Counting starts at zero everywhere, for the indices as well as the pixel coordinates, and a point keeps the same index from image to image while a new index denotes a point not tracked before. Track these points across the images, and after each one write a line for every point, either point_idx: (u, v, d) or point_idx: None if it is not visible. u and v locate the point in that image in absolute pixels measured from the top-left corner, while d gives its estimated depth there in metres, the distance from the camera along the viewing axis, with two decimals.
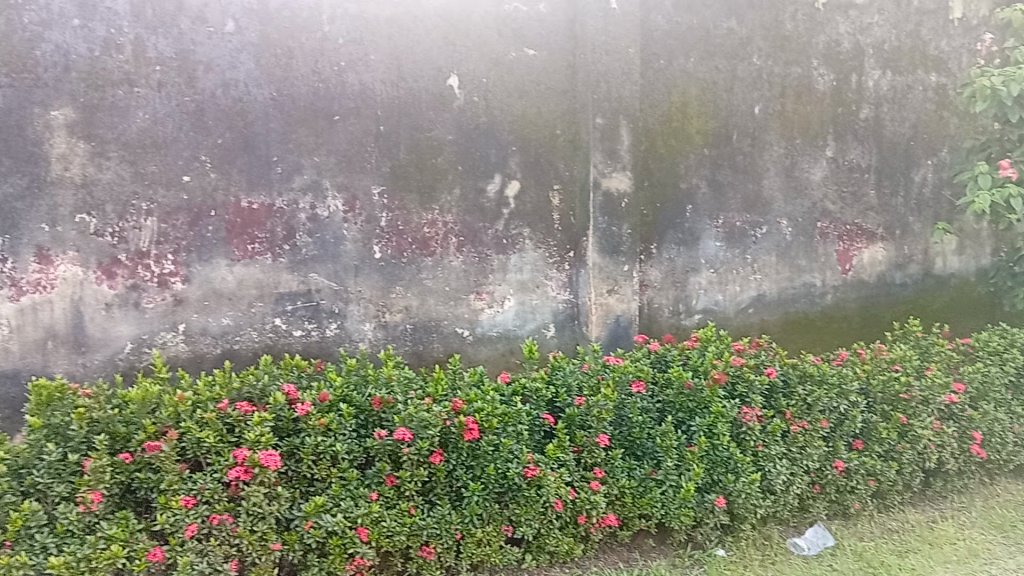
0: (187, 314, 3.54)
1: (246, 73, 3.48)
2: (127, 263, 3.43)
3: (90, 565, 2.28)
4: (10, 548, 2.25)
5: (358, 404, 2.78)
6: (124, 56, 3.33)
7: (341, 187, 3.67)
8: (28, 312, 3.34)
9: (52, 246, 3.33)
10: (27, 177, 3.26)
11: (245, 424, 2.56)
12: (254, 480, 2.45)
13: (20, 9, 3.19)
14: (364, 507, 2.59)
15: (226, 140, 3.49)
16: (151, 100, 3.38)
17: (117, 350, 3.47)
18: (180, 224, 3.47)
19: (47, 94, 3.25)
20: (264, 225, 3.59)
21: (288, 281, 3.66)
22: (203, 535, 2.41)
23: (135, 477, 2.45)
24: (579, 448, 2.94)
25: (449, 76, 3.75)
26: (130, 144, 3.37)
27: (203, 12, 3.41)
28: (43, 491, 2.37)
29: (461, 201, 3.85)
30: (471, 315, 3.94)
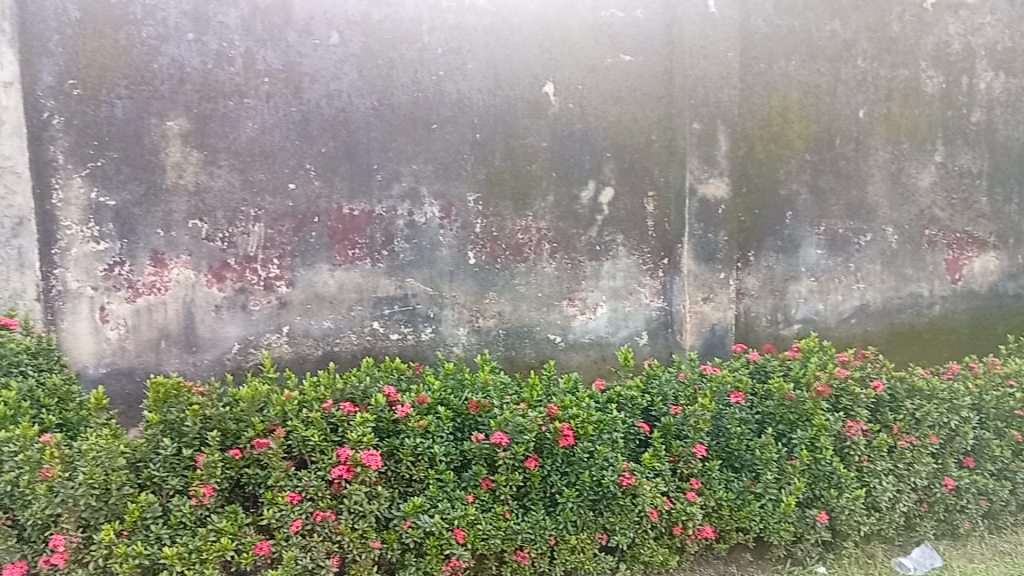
0: (290, 317, 3.67)
1: (349, 84, 3.59)
2: (235, 268, 3.58)
3: (200, 557, 2.36)
4: (126, 538, 2.34)
5: (456, 407, 2.82)
6: (235, 68, 3.47)
7: (438, 193, 3.74)
8: (144, 312, 3.53)
9: (166, 250, 3.50)
10: (144, 184, 3.45)
11: (348, 424, 2.65)
12: (356, 479, 2.52)
13: (140, 25, 3.36)
14: (460, 509, 2.61)
15: (329, 149, 3.60)
16: (260, 110, 3.52)
17: (225, 350, 3.61)
18: (285, 230, 3.60)
19: (163, 105, 3.42)
20: (364, 231, 3.69)
21: (386, 286, 3.75)
22: (307, 531, 2.48)
23: (244, 473, 2.55)
24: (675, 458, 2.89)
25: (545, 83, 3.77)
26: (239, 153, 3.52)
27: (310, 25, 3.52)
28: (159, 483, 2.48)
29: (555, 207, 3.86)
30: (563, 321, 3.94)
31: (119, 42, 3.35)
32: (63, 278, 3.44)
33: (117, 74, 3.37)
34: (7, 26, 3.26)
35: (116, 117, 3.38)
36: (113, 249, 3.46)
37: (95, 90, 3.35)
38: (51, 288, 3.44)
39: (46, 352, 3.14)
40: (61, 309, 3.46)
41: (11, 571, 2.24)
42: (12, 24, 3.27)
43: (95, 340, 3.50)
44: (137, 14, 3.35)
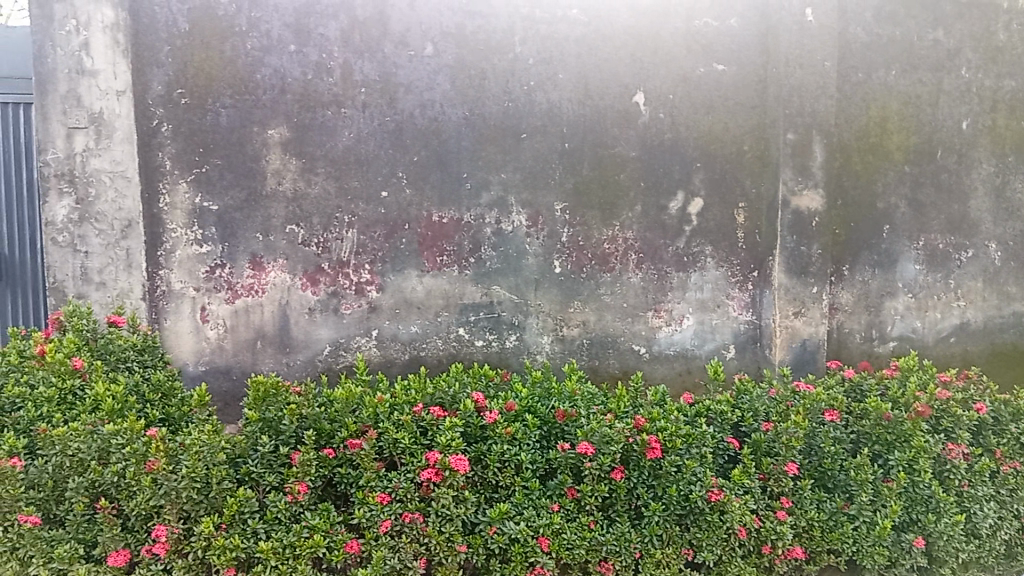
0: (380, 321, 3.74)
1: (442, 94, 3.66)
2: (329, 272, 3.68)
3: (294, 552, 2.43)
4: (225, 531, 2.42)
5: (542, 416, 2.86)
6: (334, 79, 3.58)
7: (526, 203, 3.77)
8: (242, 313, 3.65)
9: (265, 254, 3.63)
10: (246, 190, 3.58)
11: (438, 428, 2.68)
12: (444, 482, 2.55)
13: (245, 36, 3.50)
14: (546, 518, 2.63)
15: (421, 157, 3.68)
16: (356, 120, 3.62)
17: (317, 351, 3.72)
18: (377, 236, 3.69)
19: (265, 114, 3.55)
20: (452, 239, 3.74)
21: (472, 293, 3.79)
22: (396, 532, 2.51)
23: (337, 472, 2.60)
24: (765, 476, 2.85)
25: (635, 93, 3.76)
26: (335, 161, 3.62)
27: (406, 36, 3.60)
28: (256, 479, 2.56)
29: (642, 217, 3.83)
30: (649, 333, 3.91)
31: (225, 53, 3.49)
32: (167, 279, 3.58)
33: (222, 84, 3.51)
34: (122, 37, 3.42)
35: (220, 125, 3.52)
36: (214, 252, 3.59)
37: (202, 99, 3.50)
38: (156, 287, 3.58)
39: (150, 350, 3.24)
40: (164, 308, 3.59)
41: (116, 558, 2.37)
42: (126, 36, 3.43)
43: (195, 338, 3.63)
44: (242, 26, 3.49)
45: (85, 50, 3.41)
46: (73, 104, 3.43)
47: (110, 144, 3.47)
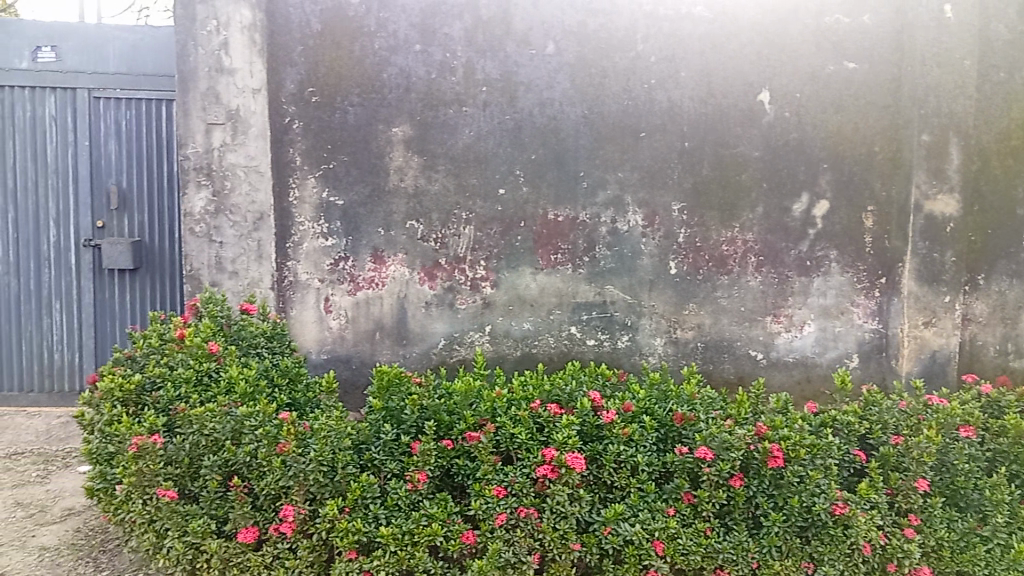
0: (494, 317, 3.78)
1: (562, 92, 3.67)
2: (446, 267, 3.75)
3: (413, 539, 2.50)
4: (348, 515, 2.51)
5: (660, 418, 2.82)
6: (456, 78, 3.65)
7: (643, 202, 3.73)
8: (362, 305, 3.76)
9: (386, 248, 3.72)
10: (369, 186, 3.68)
11: (554, 425, 2.69)
12: (560, 479, 2.55)
13: (373, 36, 3.61)
14: (661, 522, 2.59)
15: (539, 156, 3.70)
16: (476, 118, 3.67)
17: (432, 345, 3.78)
18: (493, 233, 3.73)
19: (389, 112, 3.65)
20: (567, 237, 3.75)
21: (586, 292, 3.78)
22: (510, 526, 2.55)
23: (455, 463, 2.66)
24: (893, 491, 2.72)
25: (760, 92, 3.66)
26: (456, 158, 3.69)
27: (528, 35, 3.63)
28: (378, 465, 2.64)
29: (764, 219, 3.74)
30: (767, 339, 3.81)
31: (354, 53, 3.61)
32: (295, 270, 3.72)
33: (351, 83, 3.63)
34: (258, 37, 3.58)
35: (348, 123, 3.64)
36: (339, 245, 3.71)
37: (331, 97, 3.63)
38: (284, 278, 3.72)
39: (279, 338, 3.38)
40: (291, 298, 3.74)
41: (246, 535, 2.50)
42: (262, 36, 3.58)
43: (318, 328, 3.75)
44: (371, 26, 3.60)
45: (224, 49, 3.58)
46: (212, 101, 3.60)
47: (245, 139, 3.62)
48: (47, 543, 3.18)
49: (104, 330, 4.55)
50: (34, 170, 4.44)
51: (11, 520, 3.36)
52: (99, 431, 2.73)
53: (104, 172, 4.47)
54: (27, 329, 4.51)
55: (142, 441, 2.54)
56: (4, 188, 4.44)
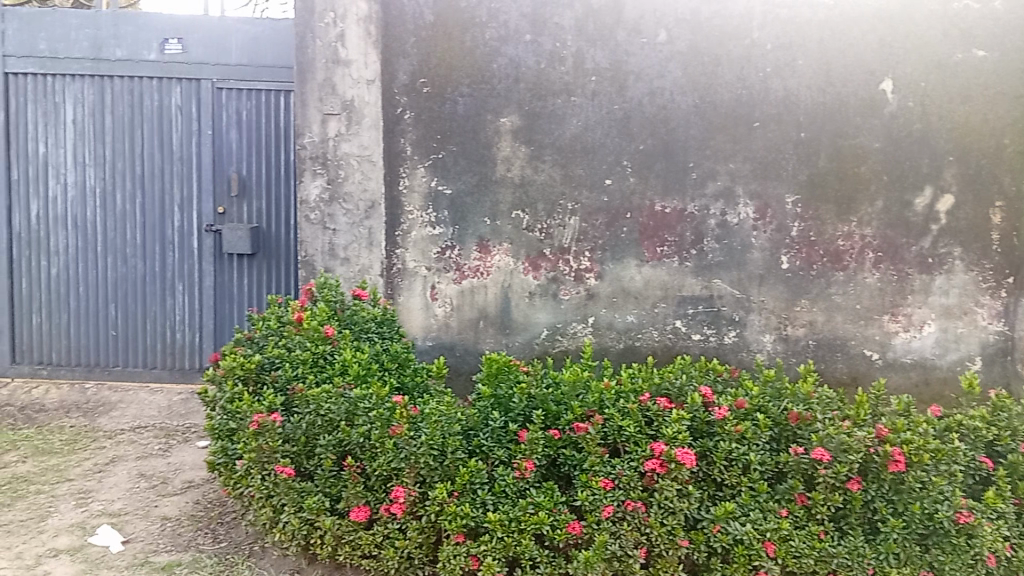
0: (597, 309, 3.75)
1: (673, 81, 3.61)
2: (550, 258, 3.74)
3: (519, 527, 2.52)
4: (457, 499, 2.55)
5: (773, 416, 2.73)
6: (566, 67, 3.63)
7: (755, 194, 3.63)
8: (468, 293, 3.79)
9: (491, 238, 3.75)
10: (477, 175, 3.71)
11: (664, 419, 2.65)
12: (668, 474, 2.53)
13: (484, 27, 3.63)
14: (774, 522, 2.55)
15: (647, 146, 3.65)
16: (585, 108, 3.65)
17: (534, 335, 3.78)
18: (599, 224, 3.71)
19: (499, 102, 3.67)
20: (674, 229, 3.68)
21: (692, 285, 3.71)
22: (618, 518, 2.53)
23: (562, 453, 2.66)
24: (1021, 501, 2.63)
25: (882, 80, 3.52)
26: (563, 149, 3.68)
27: (640, 24, 3.59)
28: (486, 452, 2.67)
29: (883, 213, 3.59)
30: (883, 338, 3.65)
31: (465, 43, 3.65)
32: (403, 258, 3.79)
33: (461, 73, 3.66)
34: (373, 29, 3.66)
35: (457, 113, 3.68)
36: (446, 234, 3.76)
37: (442, 88, 3.67)
38: (392, 265, 3.79)
39: (388, 323, 3.43)
40: (399, 285, 3.80)
41: (358, 514, 2.58)
42: (377, 28, 3.66)
43: (424, 315, 3.81)
44: (482, 17, 3.63)
45: (340, 41, 3.67)
46: (328, 92, 3.70)
47: (359, 130, 3.71)
48: (169, 513, 3.36)
49: (223, 312, 4.76)
50: (161, 158, 4.67)
51: (136, 490, 3.56)
52: (222, 408, 2.85)
53: (226, 160, 4.67)
54: (152, 308, 4.76)
55: (262, 418, 2.66)
56: (132, 175, 4.68)
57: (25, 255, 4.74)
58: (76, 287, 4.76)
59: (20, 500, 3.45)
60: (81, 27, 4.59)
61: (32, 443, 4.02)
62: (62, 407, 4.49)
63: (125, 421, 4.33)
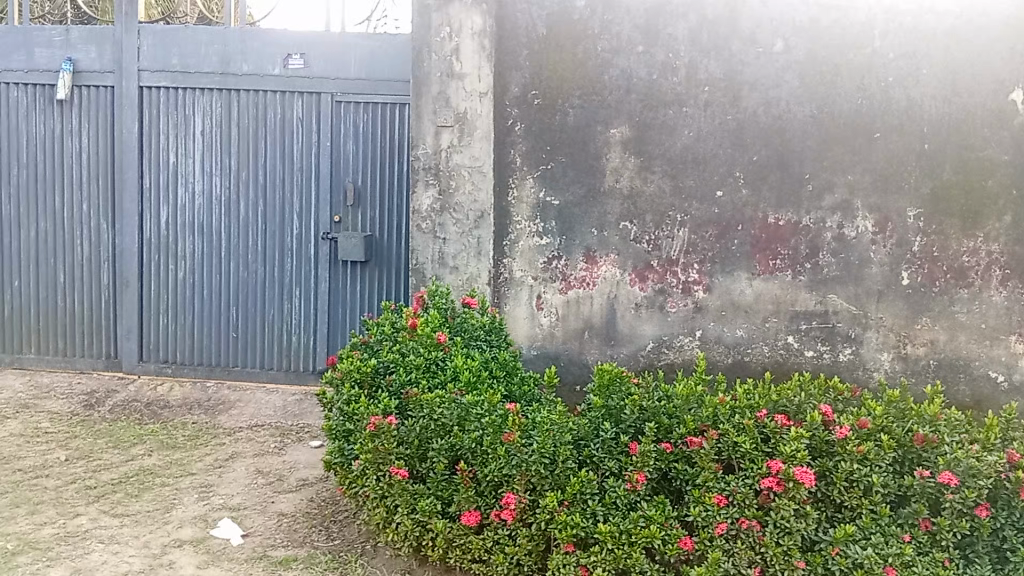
0: (706, 322, 3.69)
1: (789, 91, 3.54)
2: (658, 269, 3.70)
3: (630, 539, 2.51)
4: (567, 508, 2.56)
5: (898, 438, 2.63)
6: (678, 78, 3.61)
7: (874, 207, 3.52)
8: (573, 304, 3.78)
9: (598, 249, 3.74)
10: (585, 186, 3.72)
11: (781, 436, 2.59)
12: (785, 493, 2.48)
13: (597, 39, 3.65)
14: (896, 547, 2.45)
15: (761, 157, 3.58)
16: (697, 119, 3.61)
17: (640, 347, 3.74)
18: (709, 236, 3.65)
19: (609, 114, 3.67)
20: (788, 242, 3.59)
21: (806, 300, 3.61)
22: (731, 536, 2.51)
23: (674, 467, 2.63)
24: None
25: (1012, 90, 3.37)
26: (673, 159, 3.64)
27: (756, 33, 3.54)
28: (597, 462, 2.66)
29: (1012, 229, 3.42)
30: (1009, 359, 3.47)
31: (577, 55, 3.67)
32: (510, 267, 3.81)
33: (572, 85, 3.68)
34: (487, 43, 3.72)
35: (567, 124, 3.70)
36: (553, 244, 3.77)
37: (553, 100, 3.70)
38: (500, 274, 3.82)
39: (497, 331, 3.45)
40: (505, 294, 3.83)
41: (468, 518, 2.64)
42: (491, 41, 3.72)
43: (530, 324, 3.82)
44: (595, 29, 3.64)
45: (455, 55, 3.75)
46: (442, 105, 3.78)
47: (471, 141, 3.76)
48: (285, 509, 3.49)
49: (337, 317, 4.92)
50: (282, 168, 4.88)
51: (254, 486, 3.72)
52: (339, 410, 2.97)
53: (343, 171, 4.83)
54: (270, 312, 4.97)
55: (378, 420, 2.75)
56: (255, 184, 4.90)
57: (155, 259, 5.02)
58: (201, 289, 5.01)
59: (147, 492, 3.66)
60: (211, 42, 4.84)
61: (158, 438, 4.25)
62: (185, 404, 4.73)
63: (243, 419, 4.53)
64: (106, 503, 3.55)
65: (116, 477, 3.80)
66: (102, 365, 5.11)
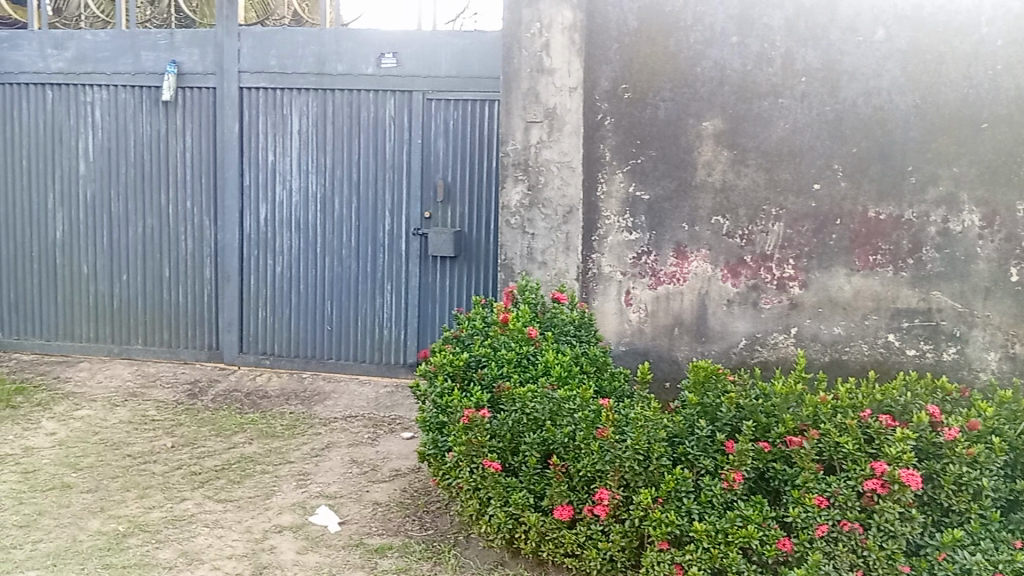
0: (801, 319, 3.59)
1: (891, 81, 3.43)
2: (751, 265, 3.62)
3: (726, 539, 2.47)
4: (661, 505, 2.54)
5: (1009, 440, 2.56)
6: (774, 69, 3.52)
7: (981, 201, 3.38)
8: (663, 300, 3.73)
9: (689, 244, 3.68)
10: (676, 181, 3.66)
11: (886, 437, 2.50)
12: (890, 496, 2.41)
13: (689, 30, 3.59)
14: (1007, 554, 2.40)
15: (861, 149, 3.47)
16: (794, 110, 3.52)
17: (732, 344, 3.67)
18: (806, 231, 3.55)
19: (701, 106, 3.61)
20: (889, 237, 3.47)
21: (907, 296, 3.48)
22: (832, 539, 2.45)
23: (771, 467, 2.58)
24: None
25: None
26: (768, 152, 3.56)
27: (855, 21, 3.44)
28: (692, 460, 2.62)
29: None
30: None
31: (669, 48, 3.62)
32: (599, 262, 3.78)
33: (664, 78, 3.63)
34: (577, 37, 3.70)
35: (658, 118, 3.65)
36: (643, 239, 3.72)
37: (644, 93, 3.66)
38: (588, 269, 3.79)
39: (586, 327, 3.45)
40: (594, 289, 3.80)
41: (562, 512, 2.66)
42: (581, 35, 3.70)
43: (618, 320, 3.78)
44: (687, 21, 3.59)
45: (545, 50, 3.74)
46: (532, 100, 3.78)
47: (560, 137, 3.75)
48: (379, 499, 3.58)
49: (427, 311, 5.01)
50: (375, 166, 4.98)
51: (349, 475, 3.82)
52: (433, 402, 3.03)
53: (433, 167, 4.91)
54: (363, 306, 5.09)
55: (472, 414, 2.80)
56: (349, 181, 5.03)
57: (254, 255, 5.19)
58: (297, 283, 5.17)
59: (249, 478, 3.80)
60: (307, 44, 4.98)
61: (258, 427, 4.41)
62: (283, 395, 4.89)
63: (338, 410, 4.66)
64: (210, 488, 3.70)
65: (218, 463, 3.96)
66: (205, 356, 5.34)
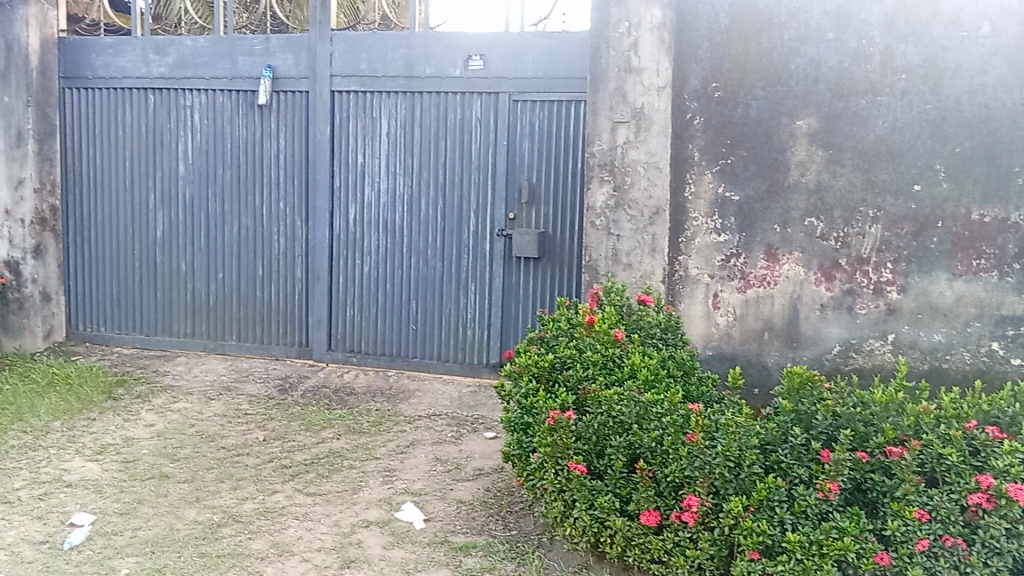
0: (899, 325, 3.45)
1: (997, 77, 3.28)
2: (846, 268, 3.50)
3: (820, 551, 2.37)
4: (752, 514, 2.48)
5: None
6: (872, 65, 3.40)
7: None
8: (752, 303, 3.64)
9: (781, 246, 3.58)
10: (768, 181, 3.56)
11: (993, 449, 2.41)
12: (996, 511, 2.31)
13: (783, 27, 3.49)
14: None
15: (964, 149, 3.33)
16: (893, 108, 3.39)
17: (825, 350, 3.55)
18: (904, 234, 3.42)
19: (795, 105, 3.50)
20: (994, 240, 3.33)
21: (1013, 303, 3.33)
22: (933, 553, 2.34)
23: (869, 477, 2.48)
24: None
25: None
26: (865, 152, 3.44)
27: (959, 16, 3.30)
28: (785, 469, 2.55)
29: None
30: None
31: (761, 45, 3.53)
32: (685, 264, 3.71)
33: (755, 77, 3.54)
34: (667, 36, 3.64)
35: (750, 117, 3.56)
36: (732, 241, 3.64)
37: (734, 91, 3.57)
38: (675, 272, 3.73)
39: (672, 330, 3.40)
40: (680, 292, 3.73)
41: (648, 517, 2.63)
42: (671, 34, 3.64)
43: (705, 323, 3.70)
44: (781, 17, 3.49)
45: (634, 50, 3.70)
46: (619, 101, 3.74)
47: (648, 137, 3.71)
48: (463, 497, 3.60)
49: (510, 312, 5.02)
50: (461, 167, 5.03)
51: (433, 473, 3.86)
52: (518, 403, 3.03)
53: (518, 169, 4.92)
54: (447, 306, 5.14)
55: (558, 415, 2.80)
56: (435, 182, 5.09)
57: (343, 254, 5.31)
58: (384, 283, 5.26)
59: (337, 473, 3.88)
60: (396, 47, 5.07)
61: (345, 423, 4.50)
62: (369, 392, 4.98)
63: (422, 408, 4.72)
64: (300, 482, 3.80)
65: (308, 457, 4.06)
66: (294, 353, 5.47)
